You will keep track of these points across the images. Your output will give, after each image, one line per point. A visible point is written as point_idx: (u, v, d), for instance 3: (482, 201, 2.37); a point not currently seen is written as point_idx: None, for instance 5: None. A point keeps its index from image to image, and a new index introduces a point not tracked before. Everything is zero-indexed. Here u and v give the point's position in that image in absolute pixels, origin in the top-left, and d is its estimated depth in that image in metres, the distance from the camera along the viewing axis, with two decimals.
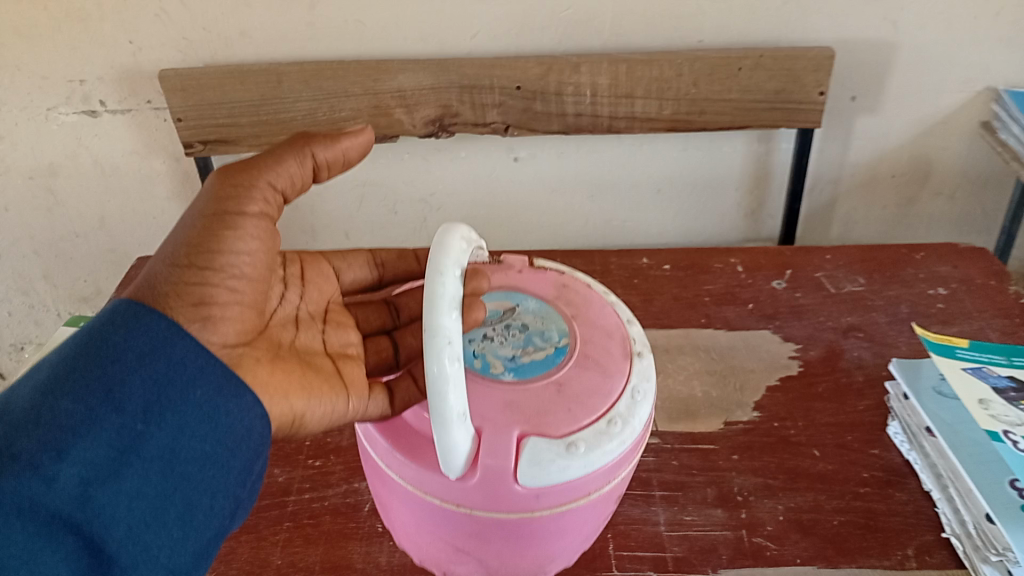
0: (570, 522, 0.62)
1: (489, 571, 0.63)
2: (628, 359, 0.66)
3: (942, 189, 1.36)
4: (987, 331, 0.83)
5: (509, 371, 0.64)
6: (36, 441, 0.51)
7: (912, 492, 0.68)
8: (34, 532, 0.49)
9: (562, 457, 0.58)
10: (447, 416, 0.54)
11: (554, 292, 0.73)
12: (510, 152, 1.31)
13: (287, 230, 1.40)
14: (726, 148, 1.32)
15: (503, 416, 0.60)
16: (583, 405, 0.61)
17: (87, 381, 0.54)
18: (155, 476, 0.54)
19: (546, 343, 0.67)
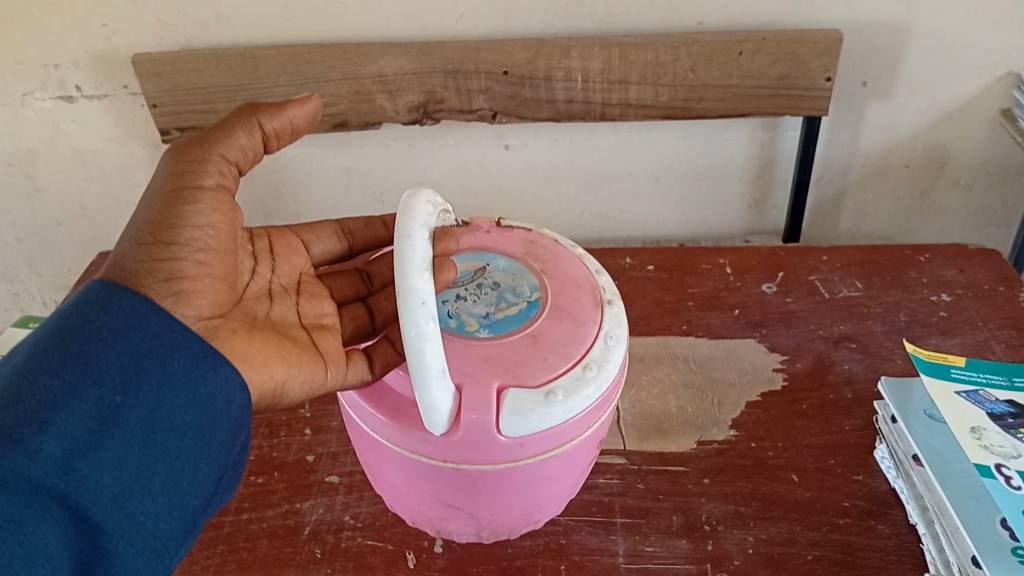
0: (556, 470, 0.60)
1: (482, 523, 0.61)
2: (597, 305, 0.62)
3: (959, 179, 1.28)
4: (992, 344, 0.77)
5: (483, 327, 0.59)
6: (9, 414, 0.47)
7: (897, 525, 0.62)
8: (18, 503, 0.46)
9: (541, 405, 0.55)
10: (428, 378, 0.51)
11: (523, 246, 0.68)
12: (500, 140, 1.25)
13: (273, 220, 1.36)
14: (728, 136, 1.25)
15: (481, 367, 0.57)
16: (559, 350, 0.58)
17: (60, 357, 0.50)
18: (136, 446, 0.50)
19: (518, 297, 0.62)
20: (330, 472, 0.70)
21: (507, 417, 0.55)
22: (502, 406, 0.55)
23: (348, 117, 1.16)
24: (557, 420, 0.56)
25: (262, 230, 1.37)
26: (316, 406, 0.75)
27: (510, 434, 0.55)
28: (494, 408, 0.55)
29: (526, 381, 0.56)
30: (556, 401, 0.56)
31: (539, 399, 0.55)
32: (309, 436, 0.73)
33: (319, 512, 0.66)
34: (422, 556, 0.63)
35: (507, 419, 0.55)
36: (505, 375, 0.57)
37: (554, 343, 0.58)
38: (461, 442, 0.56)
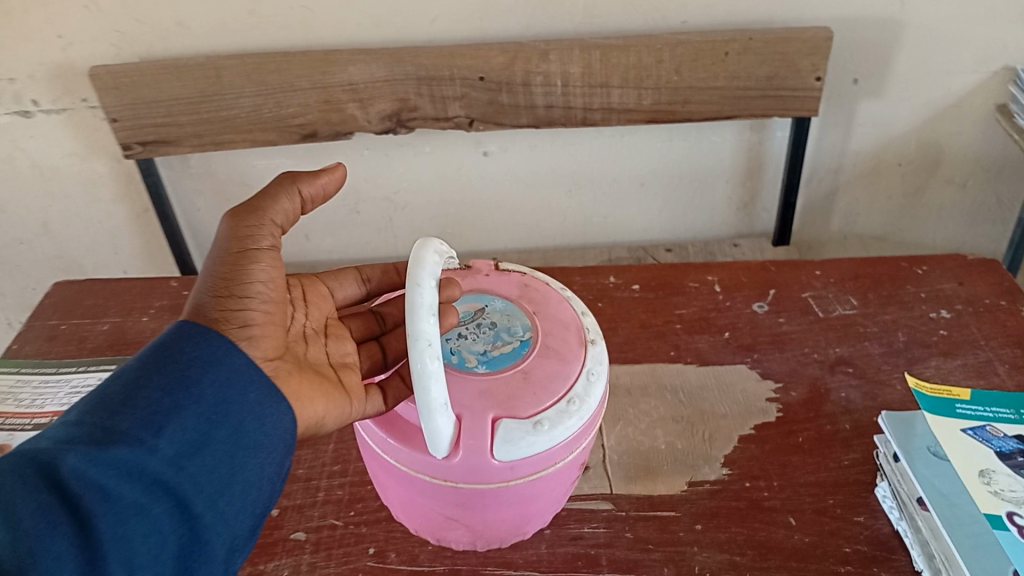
0: (550, 484, 0.57)
1: (480, 532, 0.59)
2: (582, 344, 0.58)
3: (953, 177, 1.23)
4: (995, 364, 0.73)
5: (480, 361, 0.55)
6: (123, 416, 0.44)
7: (901, 573, 0.58)
8: (137, 492, 0.43)
9: (529, 434, 0.52)
10: (434, 408, 0.48)
11: (518, 287, 0.63)
12: (478, 146, 1.20)
13: None
14: (715, 138, 1.20)
15: (473, 394, 0.53)
16: (548, 384, 0.54)
17: (156, 368, 0.47)
18: (228, 457, 0.47)
19: (512, 335, 0.57)
20: (297, 527, 0.64)
21: (501, 443, 0.52)
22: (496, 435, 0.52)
23: (317, 127, 1.09)
24: (548, 445, 0.53)
25: None
26: None
27: (503, 459, 0.52)
28: (487, 435, 0.52)
29: (517, 411, 0.53)
30: (544, 431, 0.52)
31: (525, 427, 0.52)
32: None
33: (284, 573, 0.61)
34: None
35: (500, 446, 0.52)
36: (497, 403, 0.53)
37: (543, 377, 0.55)
38: (458, 468, 0.52)
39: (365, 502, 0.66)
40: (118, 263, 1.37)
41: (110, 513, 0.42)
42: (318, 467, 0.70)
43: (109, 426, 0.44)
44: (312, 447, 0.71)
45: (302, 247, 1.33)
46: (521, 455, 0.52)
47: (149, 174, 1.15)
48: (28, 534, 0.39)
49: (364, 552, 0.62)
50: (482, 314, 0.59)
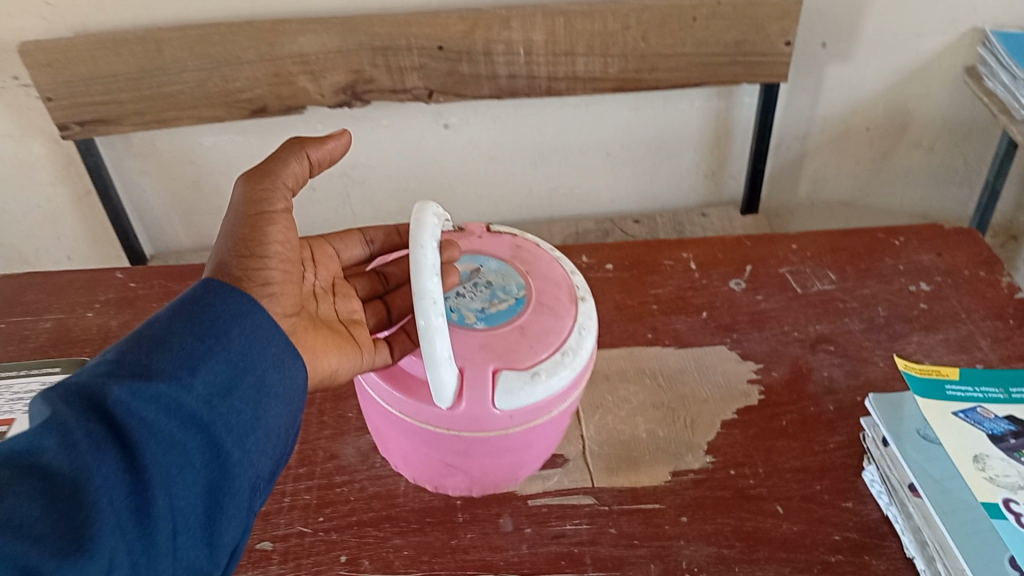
0: (547, 431, 0.57)
1: (478, 478, 0.59)
2: (571, 301, 0.57)
3: (921, 140, 1.21)
4: (978, 338, 0.71)
5: (479, 318, 0.55)
6: (157, 356, 0.44)
7: (892, 560, 0.57)
8: (172, 427, 0.42)
9: (528, 383, 0.51)
10: (439, 358, 0.48)
11: (514, 248, 0.61)
12: (438, 118, 1.14)
13: (191, 215, 1.23)
14: (681, 106, 1.16)
15: (472, 346, 0.53)
16: (542, 337, 0.54)
17: (185, 315, 0.46)
18: (255, 403, 0.46)
19: (507, 293, 0.56)
20: (263, 537, 0.61)
21: (502, 391, 0.51)
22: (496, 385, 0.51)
23: (267, 102, 1.03)
24: (546, 394, 0.52)
25: (182, 229, 1.24)
26: None
27: (503, 408, 0.51)
28: (488, 384, 0.51)
29: (514, 362, 0.52)
30: (542, 380, 0.52)
31: (523, 376, 0.52)
32: None
33: None
34: None
35: (501, 394, 0.51)
36: (495, 355, 0.52)
37: (538, 331, 0.54)
38: (461, 417, 0.52)
39: (334, 506, 0.63)
40: (59, 249, 1.28)
41: (150, 446, 0.41)
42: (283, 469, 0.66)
43: (144, 364, 0.43)
44: None
45: None
46: (522, 403, 0.52)
47: (90, 155, 1.08)
48: (78, 455, 0.39)
49: (336, 560, 0.59)
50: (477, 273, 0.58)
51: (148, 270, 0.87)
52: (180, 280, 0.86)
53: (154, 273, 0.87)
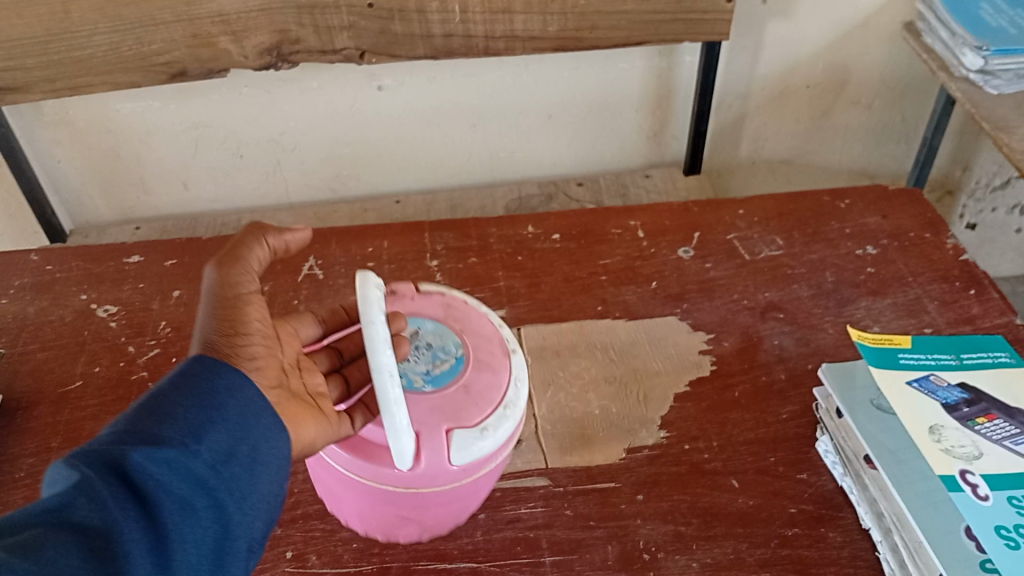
0: (494, 474, 0.55)
1: (429, 528, 0.56)
2: (505, 351, 0.55)
3: (859, 98, 1.20)
4: (924, 302, 0.71)
5: (423, 381, 0.52)
6: (165, 423, 0.42)
7: (848, 531, 0.56)
8: (183, 492, 0.40)
9: (479, 439, 0.50)
10: (399, 430, 0.46)
11: (439, 301, 0.57)
12: (371, 80, 1.08)
13: (112, 187, 1.15)
14: (623, 65, 1.12)
15: (416, 407, 0.50)
16: (485, 391, 0.52)
17: (188, 383, 0.44)
18: (262, 467, 0.44)
19: (445, 351, 0.54)
20: None
21: (455, 450, 0.49)
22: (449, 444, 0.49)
23: (186, 65, 0.95)
24: (495, 446, 0.51)
25: (103, 202, 1.17)
26: None
27: (458, 465, 0.50)
28: (441, 444, 0.49)
29: (462, 418, 0.50)
30: (491, 434, 0.50)
31: (472, 433, 0.50)
32: None
33: None
34: None
35: (454, 452, 0.49)
36: (442, 413, 0.50)
37: (481, 385, 0.52)
38: (413, 477, 0.50)
39: None
40: None
41: (165, 510, 0.39)
42: None
43: (153, 430, 0.41)
44: None
45: (181, 197, 1.18)
46: (473, 459, 0.50)
47: None
48: (107, 509, 0.37)
49: (281, 557, 0.56)
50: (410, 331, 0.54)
51: (65, 252, 0.82)
52: (101, 260, 0.80)
53: (72, 255, 0.81)
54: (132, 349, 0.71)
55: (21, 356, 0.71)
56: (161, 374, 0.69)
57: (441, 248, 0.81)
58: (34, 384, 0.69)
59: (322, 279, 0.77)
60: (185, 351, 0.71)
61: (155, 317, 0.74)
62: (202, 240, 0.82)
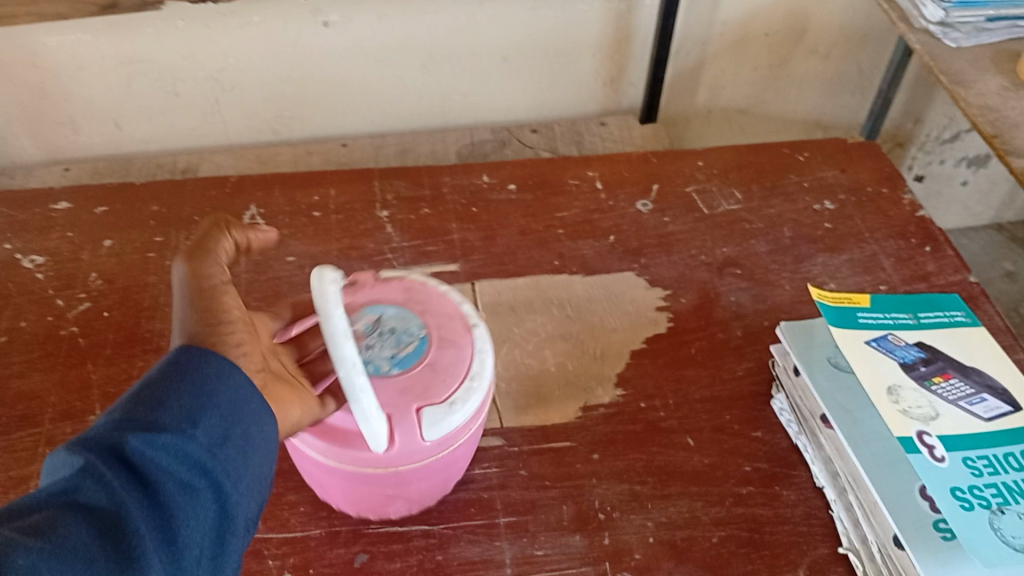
0: (473, 442, 0.53)
1: (418, 502, 0.54)
2: (467, 325, 0.53)
3: (817, 47, 1.18)
4: (881, 259, 0.71)
5: (389, 365, 0.50)
6: (160, 407, 0.39)
7: (803, 489, 0.56)
8: (180, 478, 0.38)
9: (448, 413, 0.48)
10: (368, 411, 0.45)
11: (398, 286, 0.55)
12: (316, 16, 1.02)
13: (38, 125, 1.08)
14: (581, 7, 1.08)
15: (381, 390, 0.49)
16: (450, 367, 0.50)
17: (177, 368, 0.41)
18: (256, 452, 0.41)
19: (409, 333, 0.52)
20: None
21: (427, 426, 0.48)
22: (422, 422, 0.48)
23: None
24: (467, 418, 0.49)
25: (29, 141, 1.10)
26: None
27: (432, 441, 0.48)
28: (412, 422, 0.48)
29: (430, 394, 0.49)
30: (461, 407, 0.49)
31: (442, 408, 0.48)
32: None
33: None
34: None
35: (426, 428, 0.48)
36: (410, 392, 0.49)
37: (445, 362, 0.50)
38: (387, 457, 0.48)
39: None
40: None
41: (165, 492, 0.37)
42: None
43: (148, 414, 0.38)
44: None
45: (114, 137, 1.12)
46: (447, 433, 0.49)
47: None
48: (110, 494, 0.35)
49: None
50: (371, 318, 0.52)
51: None
52: (27, 207, 0.75)
53: None
54: (62, 302, 0.67)
55: None
56: (94, 329, 0.65)
57: (391, 197, 0.78)
58: None
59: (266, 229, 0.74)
60: (120, 304, 0.67)
61: (86, 268, 0.70)
62: (136, 186, 0.77)
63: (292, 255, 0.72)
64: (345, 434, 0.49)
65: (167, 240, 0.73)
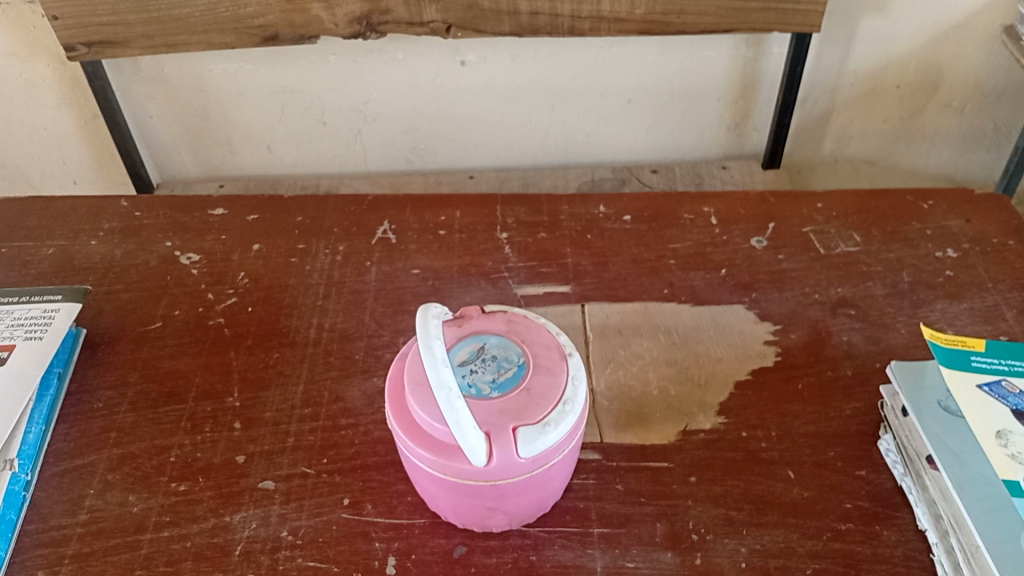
0: (569, 460, 0.54)
1: (518, 514, 0.55)
2: (562, 354, 0.54)
3: (951, 101, 1.15)
4: (1003, 309, 0.69)
5: (488, 388, 0.52)
6: None
7: (904, 531, 0.55)
8: None
9: (542, 433, 0.50)
10: (464, 426, 0.48)
11: (501, 318, 0.57)
12: (454, 55, 1.09)
13: (200, 143, 1.19)
14: (709, 52, 1.10)
15: (479, 409, 0.51)
16: (545, 391, 0.52)
17: None
18: None
19: (509, 362, 0.54)
20: (265, 476, 0.60)
21: (521, 444, 0.49)
22: (515, 440, 0.50)
23: (278, 29, 0.96)
24: (559, 439, 0.51)
25: (189, 156, 1.21)
26: (247, 395, 0.66)
27: (526, 458, 0.50)
28: (508, 441, 0.50)
29: (526, 415, 0.50)
30: (553, 429, 0.50)
31: (536, 428, 0.50)
32: (238, 432, 0.63)
33: (252, 527, 0.57)
34: None
35: (521, 446, 0.50)
36: (506, 412, 0.50)
37: (541, 386, 0.52)
38: (484, 472, 0.50)
39: (339, 449, 0.62)
40: (66, 171, 1.20)
41: None
42: (287, 413, 0.64)
43: None
44: (281, 389, 0.66)
45: (264, 158, 1.22)
46: (541, 451, 0.50)
47: (95, 77, 1.03)
48: None
49: (339, 503, 0.58)
50: (475, 346, 0.55)
51: (155, 200, 0.85)
52: (188, 211, 0.84)
53: (160, 203, 0.85)
54: (212, 296, 0.74)
55: (107, 294, 0.75)
56: (237, 322, 0.72)
57: (512, 221, 0.82)
58: (118, 321, 0.72)
59: (394, 243, 0.79)
60: (262, 301, 0.73)
61: (235, 268, 0.77)
62: (282, 198, 0.85)
63: (417, 268, 0.77)
64: (447, 447, 0.51)
65: (308, 247, 0.79)
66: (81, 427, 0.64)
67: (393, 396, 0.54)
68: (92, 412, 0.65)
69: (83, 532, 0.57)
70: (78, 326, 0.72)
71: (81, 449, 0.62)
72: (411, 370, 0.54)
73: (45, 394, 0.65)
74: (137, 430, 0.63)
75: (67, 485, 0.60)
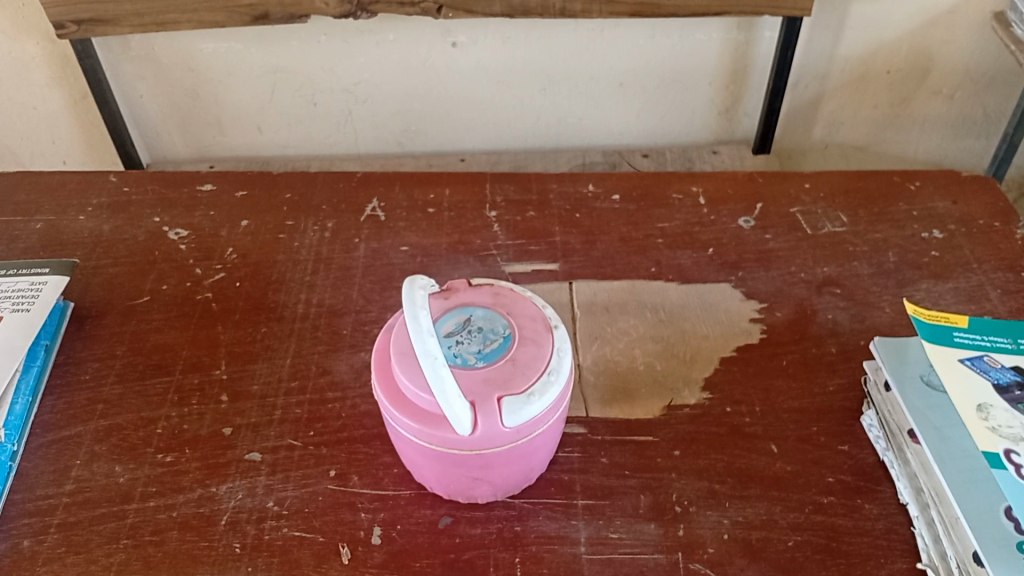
0: (554, 431, 0.55)
1: (502, 485, 0.56)
2: (548, 326, 0.55)
3: (941, 87, 1.16)
4: (987, 289, 0.70)
5: (474, 358, 0.52)
6: None
7: (885, 505, 0.56)
8: None
9: (527, 403, 0.50)
10: (449, 395, 0.48)
11: (487, 291, 0.57)
12: (446, 36, 1.08)
13: (190, 123, 1.19)
14: (700, 36, 1.10)
15: (464, 380, 0.51)
16: (530, 361, 0.52)
17: None
18: None
19: (495, 334, 0.54)
20: (251, 448, 0.60)
21: (506, 414, 0.50)
22: (500, 409, 0.50)
23: (269, 8, 0.96)
24: (544, 409, 0.51)
25: (179, 136, 1.21)
26: (234, 368, 0.66)
27: (511, 427, 0.50)
28: (493, 410, 0.50)
29: (510, 385, 0.51)
30: (538, 399, 0.51)
31: (520, 398, 0.50)
32: (225, 405, 0.63)
33: (238, 498, 0.57)
34: (357, 550, 0.54)
35: (506, 416, 0.50)
36: (491, 382, 0.51)
37: (526, 357, 0.52)
38: (469, 441, 0.50)
39: (326, 421, 0.62)
40: (56, 151, 1.19)
41: None
42: (274, 386, 0.64)
43: None
44: (268, 363, 0.66)
45: (254, 139, 1.21)
46: (526, 421, 0.51)
47: (85, 55, 1.02)
48: None
49: (325, 474, 0.58)
50: (461, 317, 0.55)
51: (144, 176, 0.85)
52: (176, 187, 0.84)
53: (149, 179, 0.85)
54: (200, 271, 0.74)
55: (94, 268, 0.75)
56: (224, 296, 0.72)
57: (501, 199, 0.82)
58: (105, 295, 0.72)
59: (383, 220, 0.79)
60: (250, 277, 0.73)
61: (223, 244, 0.77)
62: (271, 175, 0.85)
63: (405, 245, 0.77)
64: (432, 417, 0.51)
65: (296, 224, 0.79)
66: (67, 399, 0.64)
67: (379, 367, 0.54)
68: (78, 384, 0.65)
69: (68, 502, 0.57)
70: (65, 300, 0.72)
71: (67, 420, 0.62)
72: (397, 342, 0.54)
73: (31, 365, 0.65)
74: (123, 402, 0.63)
75: (53, 456, 0.60)
